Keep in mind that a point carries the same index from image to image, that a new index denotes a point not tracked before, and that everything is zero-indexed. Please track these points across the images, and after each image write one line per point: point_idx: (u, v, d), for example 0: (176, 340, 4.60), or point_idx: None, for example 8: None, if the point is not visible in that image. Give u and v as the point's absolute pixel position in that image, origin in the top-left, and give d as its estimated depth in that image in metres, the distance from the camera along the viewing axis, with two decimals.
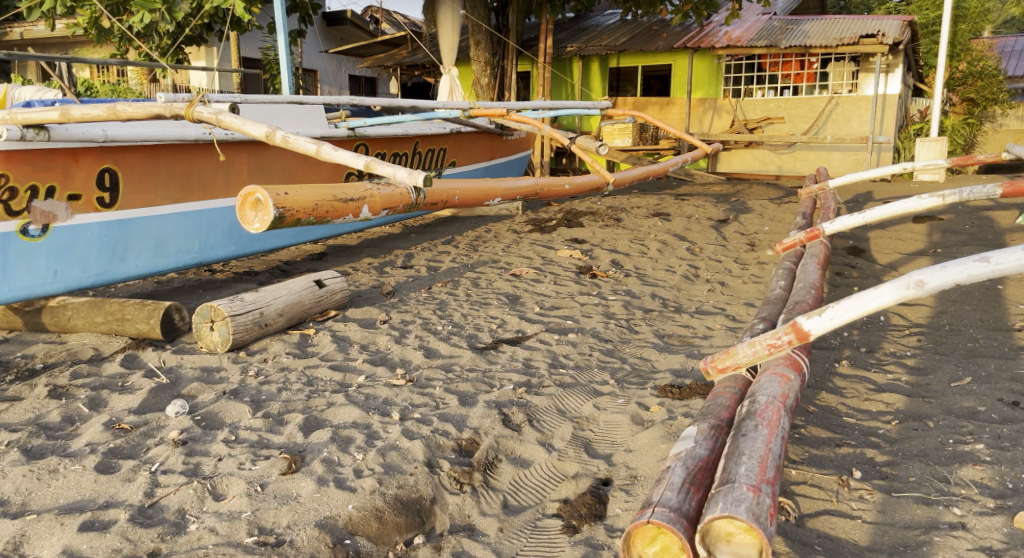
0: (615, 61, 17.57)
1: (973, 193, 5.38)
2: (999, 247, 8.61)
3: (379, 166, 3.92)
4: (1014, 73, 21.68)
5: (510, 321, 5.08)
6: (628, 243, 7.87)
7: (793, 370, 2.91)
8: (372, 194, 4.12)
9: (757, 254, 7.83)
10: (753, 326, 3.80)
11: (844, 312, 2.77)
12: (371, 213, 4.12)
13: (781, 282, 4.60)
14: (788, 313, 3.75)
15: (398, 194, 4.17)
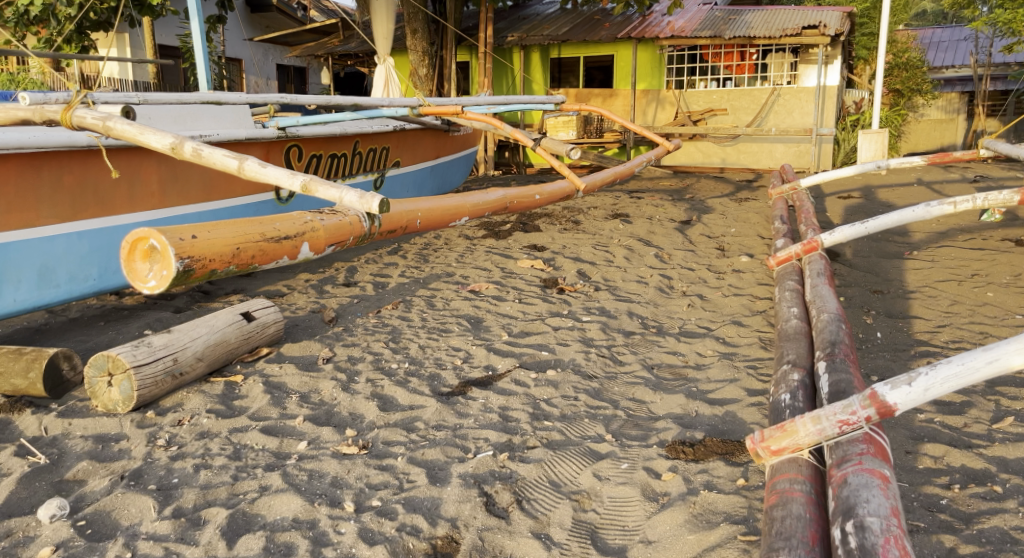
0: (557, 51, 16.88)
1: (988, 199, 5.01)
2: (966, 248, 8.29)
3: (320, 187, 3.35)
4: (940, 63, 22.09)
5: (477, 353, 4.35)
6: (592, 250, 7.22)
7: (881, 464, 2.56)
8: (314, 228, 3.89)
9: (730, 260, 7.26)
10: (785, 376, 3.16)
11: (942, 383, 2.56)
12: (311, 250, 3.88)
13: (792, 314, 4.00)
14: (829, 357, 3.13)
15: (347, 226, 3.99)
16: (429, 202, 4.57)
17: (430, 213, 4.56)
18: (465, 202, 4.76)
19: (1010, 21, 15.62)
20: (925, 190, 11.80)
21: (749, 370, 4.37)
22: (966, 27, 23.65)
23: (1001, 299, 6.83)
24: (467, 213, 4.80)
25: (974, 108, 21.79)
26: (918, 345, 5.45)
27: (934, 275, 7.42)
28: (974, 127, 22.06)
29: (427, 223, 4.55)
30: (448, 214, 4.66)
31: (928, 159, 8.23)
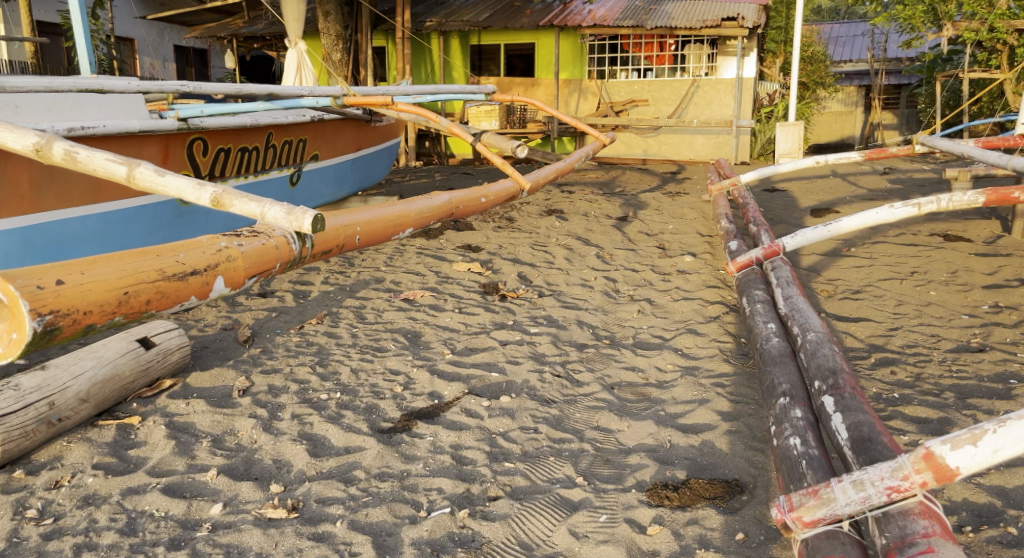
0: (477, 38, 16.37)
1: (952, 201, 4.72)
2: (898, 243, 8.25)
3: (232, 199, 2.83)
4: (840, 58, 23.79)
5: (418, 378, 3.85)
6: (530, 252, 6.79)
7: (949, 542, 2.31)
8: (230, 261, 3.29)
9: (673, 260, 6.94)
10: (793, 421, 2.86)
11: (1012, 445, 2.37)
12: (228, 286, 3.30)
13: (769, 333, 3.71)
14: (842, 400, 2.87)
15: (274, 251, 3.41)
16: (372, 213, 4.11)
17: (373, 226, 4.08)
18: (408, 211, 4.32)
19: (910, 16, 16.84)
20: (845, 183, 11.83)
21: (717, 389, 4.01)
22: (862, 23, 25.69)
23: (944, 298, 6.59)
24: (411, 223, 4.36)
25: (870, 101, 23.50)
26: (877, 352, 5.16)
27: (875, 274, 7.13)
28: (873, 119, 23.21)
29: (373, 236, 4.10)
30: (391, 226, 4.21)
31: (864, 155, 7.94)
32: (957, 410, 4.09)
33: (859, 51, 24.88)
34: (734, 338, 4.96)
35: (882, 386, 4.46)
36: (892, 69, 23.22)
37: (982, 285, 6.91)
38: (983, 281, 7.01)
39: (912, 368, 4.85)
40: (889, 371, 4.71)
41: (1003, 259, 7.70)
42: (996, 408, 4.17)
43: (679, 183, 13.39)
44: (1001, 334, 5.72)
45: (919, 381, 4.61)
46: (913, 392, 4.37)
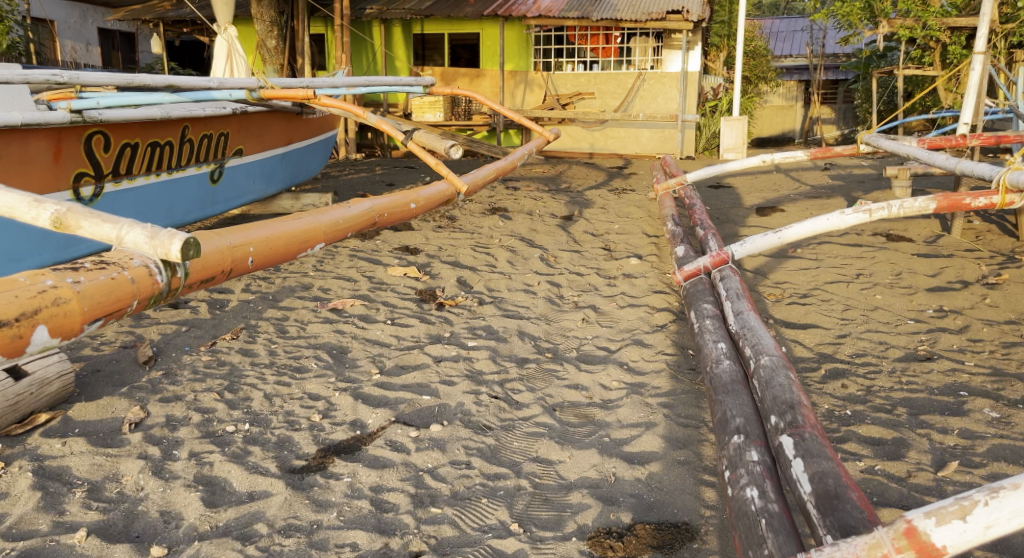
0: (419, 27, 15.93)
1: (904, 207, 4.37)
2: (843, 242, 8.17)
3: (78, 218, 2.65)
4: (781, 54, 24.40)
5: (340, 404, 3.51)
6: (471, 257, 6.48)
7: None
8: (56, 309, 2.53)
9: (619, 262, 6.69)
10: (747, 472, 2.63)
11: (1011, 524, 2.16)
12: (53, 337, 2.53)
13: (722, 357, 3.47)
14: (801, 445, 2.64)
15: (125, 287, 2.67)
16: (270, 227, 3.36)
17: (270, 243, 3.33)
18: (317, 222, 3.60)
19: (849, 13, 18.93)
20: (788, 180, 11.77)
21: (665, 411, 3.72)
22: (801, 19, 26.54)
23: (889, 302, 6.28)
24: (322, 238, 3.62)
25: (809, 96, 24.25)
26: (828, 362, 4.90)
27: (822, 276, 6.84)
28: (812, 113, 23.84)
29: (272, 255, 3.33)
30: (296, 242, 3.46)
31: (809, 154, 7.66)
32: (910, 429, 3.78)
33: (799, 47, 25.69)
34: (682, 349, 4.68)
35: (832, 402, 4.16)
36: (830, 65, 24.14)
37: (926, 290, 6.63)
38: (929, 284, 6.79)
39: (862, 382, 4.56)
40: (840, 385, 4.43)
41: (945, 261, 7.45)
42: (949, 425, 3.88)
43: (625, 178, 13.22)
44: (947, 341, 5.44)
45: (871, 394, 4.34)
46: (865, 408, 4.08)
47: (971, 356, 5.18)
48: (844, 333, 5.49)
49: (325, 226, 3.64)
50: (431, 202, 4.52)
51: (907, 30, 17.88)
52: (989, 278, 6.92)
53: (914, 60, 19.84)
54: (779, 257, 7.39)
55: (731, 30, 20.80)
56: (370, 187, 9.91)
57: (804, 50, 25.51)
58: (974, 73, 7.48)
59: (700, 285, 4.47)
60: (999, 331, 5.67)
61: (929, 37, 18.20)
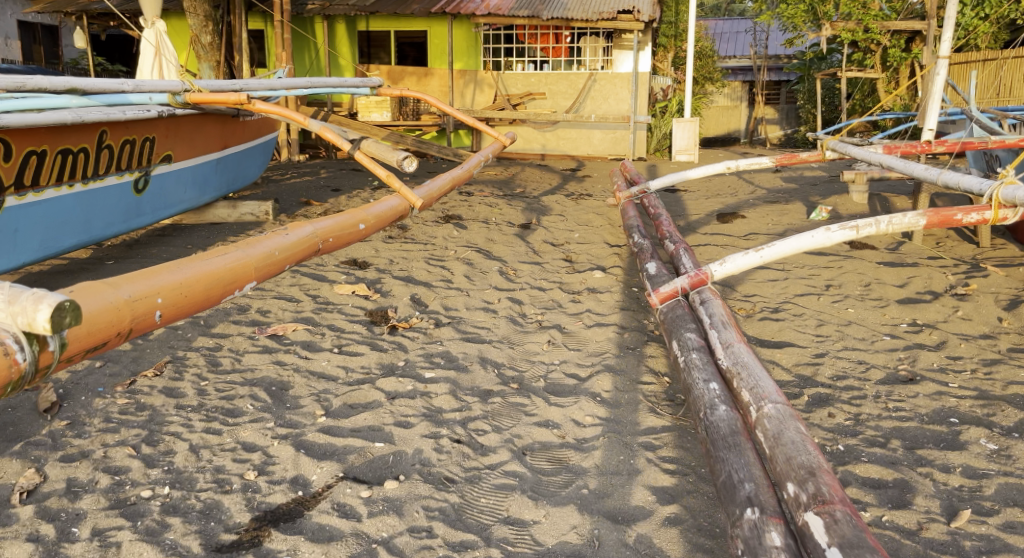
0: (364, 23, 15.40)
1: (892, 224, 4.08)
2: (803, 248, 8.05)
3: None
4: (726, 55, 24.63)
5: (280, 457, 3.13)
6: (427, 274, 6.18)
7: None
8: None
9: (583, 275, 6.45)
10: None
11: None
12: None
13: (718, 401, 3.10)
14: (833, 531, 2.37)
15: None
16: (185, 269, 2.77)
17: (186, 289, 2.74)
18: (247, 257, 3.01)
19: (793, 15, 19.09)
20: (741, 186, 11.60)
21: (646, 452, 3.36)
22: (744, 21, 26.93)
23: (862, 316, 5.98)
24: (254, 275, 3.03)
25: (753, 96, 24.51)
26: (810, 386, 4.58)
27: (791, 288, 6.53)
28: (757, 113, 24.12)
29: (186, 303, 2.75)
30: (220, 284, 2.88)
31: (774, 160, 7.25)
32: (910, 468, 3.45)
33: (742, 48, 25.95)
34: (658, 376, 4.34)
35: (820, 435, 3.82)
36: (773, 65, 24.49)
37: (895, 301, 6.31)
38: (899, 294, 6.49)
39: (848, 409, 4.23)
40: (828, 414, 4.11)
41: (912, 269, 7.17)
42: (949, 460, 3.56)
43: (579, 183, 12.95)
44: (926, 358, 5.12)
45: (861, 424, 4.02)
46: (858, 442, 3.74)
47: (954, 377, 4.83)
48: (821, 350, 5.22)
49: (257, 261, 3.05)
50: (383, 220, 4.00)
51: (849, 33, 18.20)
52: (957, 288, 6.62)
53: (856, 63, 20.26)
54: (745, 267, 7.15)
55: (679, 30, 20.79)
56: (314, 192, 9.42)
57: (747, 51, 25.77)
58: (939, 78, 7.15)
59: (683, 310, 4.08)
60: (976, 345, 5.40)
61: (870, 40, 18.74)
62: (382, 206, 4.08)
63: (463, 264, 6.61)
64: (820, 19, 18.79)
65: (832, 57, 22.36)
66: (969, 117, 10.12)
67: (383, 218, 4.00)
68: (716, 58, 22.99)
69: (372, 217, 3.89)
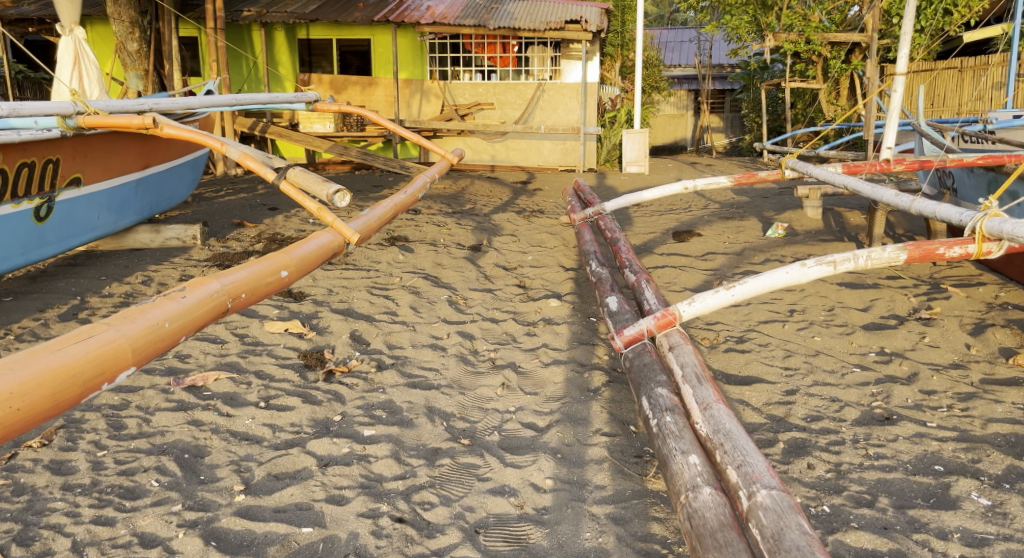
0: (305, 31, 14.87)
1: (872, 258, 3.72)
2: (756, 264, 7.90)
3: None
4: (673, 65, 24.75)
5: (185, 550, 2.93)
6: (369, 305, 5.81)
7: None
8: None
9: (537, 303, 6.13)
10: None
11: None
12: None
13: (701, 483, 2.77)
14: None
15: None
16: (26, 369, 2.33)
17: (25, 396, 2.30)
18: (120, 339, 2.57)
19: (737, 26, 19.18)
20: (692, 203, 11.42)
21: (615, 527, 3.13)
22: (690, 30, 27.14)
23: (830, 345, 5.66)
24: (131, 358, 2.59)
25: (699, 104, 24.61)
26: (784, 431, 4.26)
27: (754, 314, 6.20)
28: (702, 121, 24.25)
29: (29, 414, 2.31)
30: (78, 380, 2.43)
31: (733, 179, 6.91)
32: (905, 536, 3.23)
33: (687, 56, 26.12)
34: (622, 426, 4.01)
35: (801, 493, 3.51)
36: (718, 74, 24.65)
37: (860, 327, 5.99)
38: (867, 319, 6.16)
39: (827, 458, 3.90)
40: (807, 464, 3.78)
41: (873, 291, 6.77)
42: (943, 523, 3.32)
43: (529, 198, 12.62)
44: (901, 391, 4.82)
45: (843, 476, 3.68)
46: (844, 501, 3.46)
47: (931, 414, 4.51)
48: (786, 383, 4.98)
49: (135, 341, 2.61)
50: (309, 260, 3.56)
51: (791, 45, 18.35)
52: (921, 311, 6.29)
53: (798, 74, 20.46)
54: (702, 287, 6.94)
55: (626, 40, 20.74)
56: (250, 211, 8.96)
57: (692, 60, 25.94)
58: (896, 94, 6.76)
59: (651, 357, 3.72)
60: (950, 374, 5.11)
61: (811, 51, 18.92)
62: (310, 246, 3.64)
63: (408, 294, 6.19)
64: (763, 29, 18.89)
65: (775, 67, 22.58)
66: (919, 130, 10.04)
67: (309, 258, 3.56)
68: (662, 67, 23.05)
69: (296, 259, 3.45)
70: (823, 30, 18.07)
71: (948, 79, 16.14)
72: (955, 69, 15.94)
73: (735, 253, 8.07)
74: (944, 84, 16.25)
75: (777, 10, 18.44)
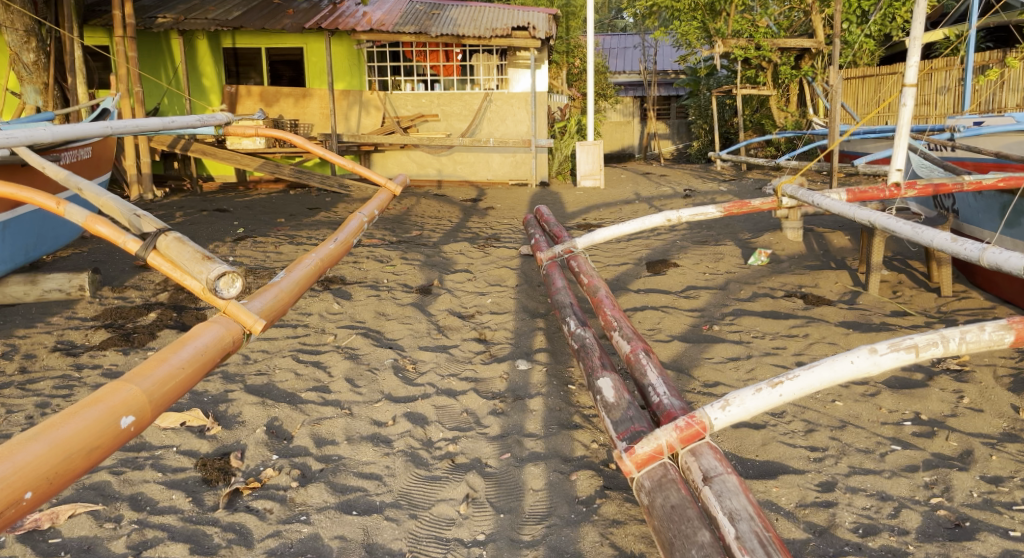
0: (229, 39, 13.59)
1: (969, 340, 2.79)
2: (740, 299, 7.00)
3: None
4: (619, 73, 24.12)
5: None
6: (298, 381, 4.75)
7: None
8: None
9: (501, 366, 5.12)
10: None
11: None
12: None
13: None
14: None
15: None
16: None
17: None
18: None
19: (685, 33, 18.53)
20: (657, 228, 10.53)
21: None
22: (633, 36, 26.53)
23: (856, 411, 4.69)
24: None
25: (645, 111, 23.94)
26: (835, 554, 3.36)
27: (759, 372, 5.24)
28: (650, 128, 23.58)
29: None
30: None
31: (722, 209, 5.89)
32: None
33: (632, 63, 25.48)
34: None
35: None
36: (662, 81, 24.01)
37: (883, 384, 5.02)
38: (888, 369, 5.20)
39: None
40: None
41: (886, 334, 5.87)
42: None
43: (481, 219, 11.62)
44: (961, 480, 3.89)
45: None
46: None
47: (1009, 516, 3.62)
48: (817, 467, 4.05)
49: None
50: (167, 386, 2.51)
51: (741, 51, 17.72)
52: (948, 361, 5.41)
53: (748, 80, 19.90)
54: (689, 330, 6.01)
55: (571, 47, 19.93)
56: None
57: (637, 66, 25.29)
58: (907, 108, 5.80)
59: (679, 493, 2.75)
60: (1009, 449, 4.22)
61: (761, 58, 18.32)
62: (178, 359, 2.57)
63: (343, 359, 5.12)
64: (712, 36, 18.18)
65: (722, 73, 22.04)
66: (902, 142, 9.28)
67: (167, 384, 2.50)
68: (607, 74, 22.27)
69: (135, 397, 2.41)
70: (772, 36, 17.46)
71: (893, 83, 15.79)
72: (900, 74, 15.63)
73: (716, 285, 7.17)
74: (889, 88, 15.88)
75: (726, 15, 17.78)
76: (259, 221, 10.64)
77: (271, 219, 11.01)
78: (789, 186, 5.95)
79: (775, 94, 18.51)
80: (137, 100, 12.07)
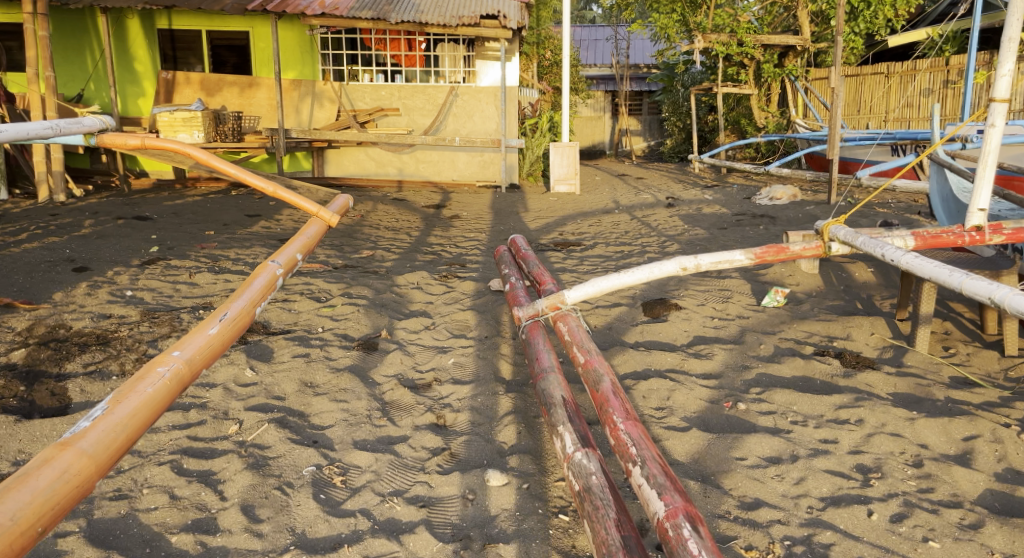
0: (164, 20, 11.91)
1: None
2: (762, 353, 5.64)
3: None
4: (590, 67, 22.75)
5: None
6: (175, 515, 3.35)
7: None
8: None
9: (466, 476, 3.73)
10: None
11: None
12: None
13: None
14: None
15: None
16: None
17: None
18: None
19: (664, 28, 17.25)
20: (644, 251, 9.19)
21: None
22: (606, 27, 25.16)
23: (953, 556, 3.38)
24: None
25: (617, 107, 22.59)
26: None
27: (809, 480, 3.93)
28: (622, 125, 22.22)
29: None
30: None
31: (754, 256, 4.55)
32: None
33: (603, 56, 24.13)
34: None
35: None
36: (635, 76, 22.67)
37: (981, 506, 3.70)
38: (980, 480, 3.89)
39: None
40: None
41: (958, 416, 4.58)
42: None
43: (444, 232, 10.16)
44: None
45: None
46: None
47: None
48: None
49: None
50: None
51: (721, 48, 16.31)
52: None
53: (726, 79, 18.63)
54: (707, 408, 4.65)
55: (542, 38, 18.49)
56: (41, 283, 6.26)
57: (609, 60, 23.94)
58: (995, 131, 4.42)
59: None
60: None
61: (743, 54, 16.81)
62: None
63: (243, 468, 3.69)
64: (692, 30, 16.78)
65: (697, 68, 20.77)
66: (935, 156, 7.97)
67: None
68: (578, 66, 20.87)
69: None
70: (755, 31, 16.12)
71: (875, 84, 14.64)
72: (882, 74, 14.50)
73: (730, 336, 5.83)
74: (870, 90, 14.72)
75: (707, 8, 16.47)
76: (182, 234, 9.09)
77: (198, 230, 9.47)
78: (839, 228, 4.63)
79: (756, 94, 17.24)
80: (48, 87, 10.37)
